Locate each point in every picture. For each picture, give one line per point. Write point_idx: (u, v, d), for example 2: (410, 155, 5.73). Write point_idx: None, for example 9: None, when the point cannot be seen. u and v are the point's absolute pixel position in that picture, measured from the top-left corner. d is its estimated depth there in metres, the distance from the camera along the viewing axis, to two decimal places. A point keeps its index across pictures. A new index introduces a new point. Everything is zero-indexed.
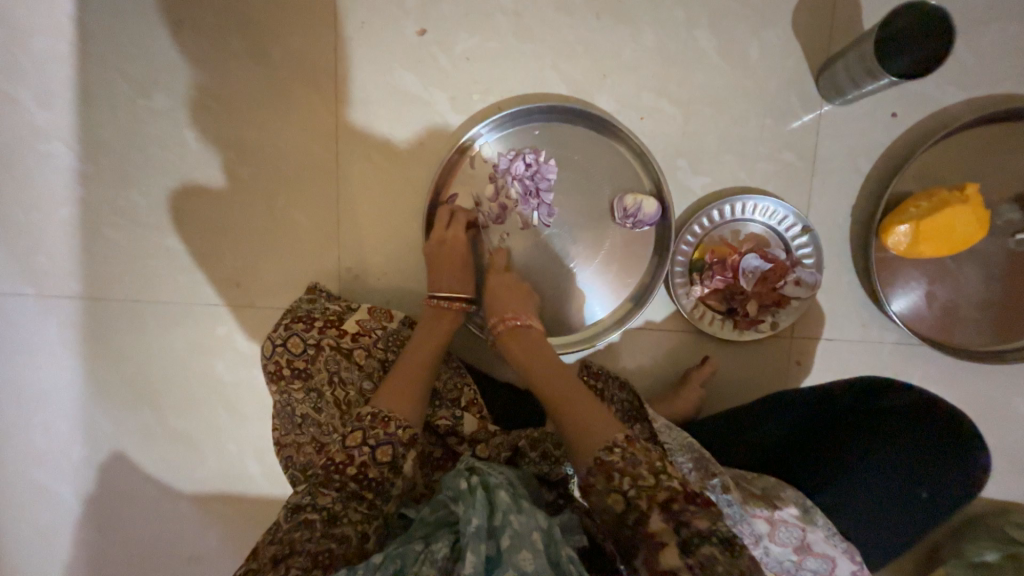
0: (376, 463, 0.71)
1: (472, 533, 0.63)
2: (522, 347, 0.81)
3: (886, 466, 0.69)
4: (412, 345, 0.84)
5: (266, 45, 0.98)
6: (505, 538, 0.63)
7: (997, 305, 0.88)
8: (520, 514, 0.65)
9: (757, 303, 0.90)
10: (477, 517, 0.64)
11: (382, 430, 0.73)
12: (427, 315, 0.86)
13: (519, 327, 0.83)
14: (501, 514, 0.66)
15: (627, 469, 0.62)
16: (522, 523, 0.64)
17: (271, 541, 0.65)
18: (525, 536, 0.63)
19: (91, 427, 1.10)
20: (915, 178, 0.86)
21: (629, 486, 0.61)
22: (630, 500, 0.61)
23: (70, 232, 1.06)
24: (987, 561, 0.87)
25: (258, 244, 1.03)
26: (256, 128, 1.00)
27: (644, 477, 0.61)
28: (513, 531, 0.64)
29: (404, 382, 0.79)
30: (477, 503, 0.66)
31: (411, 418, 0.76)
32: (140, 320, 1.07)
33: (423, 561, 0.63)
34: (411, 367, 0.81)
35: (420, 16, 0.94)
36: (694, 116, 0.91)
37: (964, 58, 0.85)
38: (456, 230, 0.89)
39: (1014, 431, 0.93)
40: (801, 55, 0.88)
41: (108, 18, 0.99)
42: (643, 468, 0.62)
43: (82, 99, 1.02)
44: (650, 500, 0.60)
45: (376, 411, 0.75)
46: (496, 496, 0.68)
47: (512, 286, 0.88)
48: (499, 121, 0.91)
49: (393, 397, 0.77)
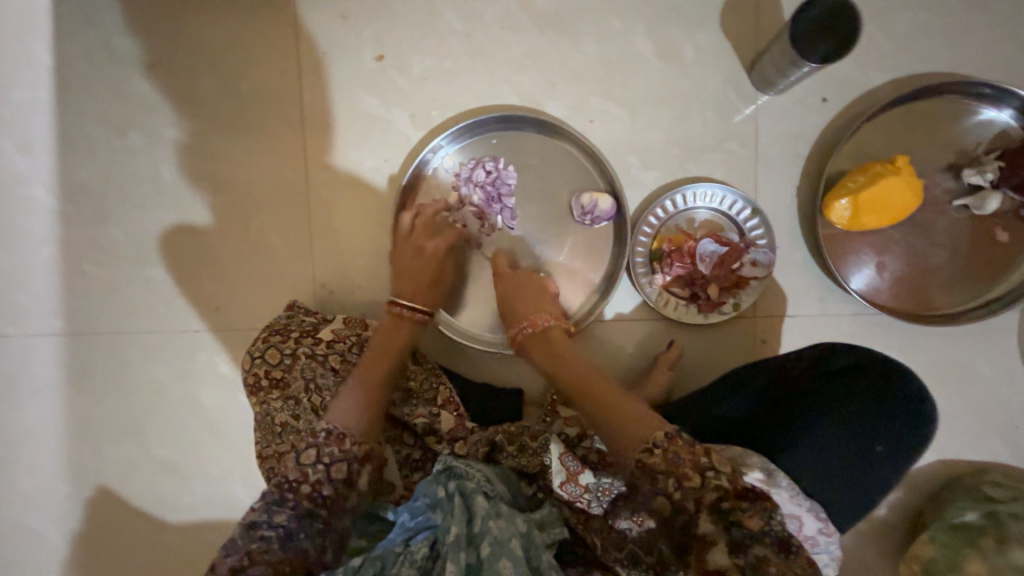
0: (332, 481, 0.71)
1: (451, 543, 0.65)
2: (547, 352, 0.81)
3: (836, 425, 0.69)
4: (368, 350, 0.86)
5: (235, 79, 1.04)
6: (484, 546, 0.65)
7: (944, 270, 0.92)
8: (498, 521, 0.68)
9: (716, 285, 0.94)
10: (456, 526, 0.66)
11: (336, 447, 0.72)
12: (386, 323, 0.87)
13: (544, 330, 0.83)
14: (480, 522, 0.67)
15: (671, 471, 0.60)
16: (501, 530, 0.67)
17: (228, 554, 0.65)
18: (506, 543, 0.66)
19: (78, 463, 1.11)
20: (852, 156, 0.91)
21: (673, 490, 0.60)
22: (676, 502, 0.60)
23: (52, 271, 1.09)
24: (968, 521, 0.88)
25: (235, 268, 1.06)
26: (228, 157, 1.05)
27: (689, 478, 0.59)
28: (493, 538, 0.66)
29: (362, 391, 0.79)
30: (455, 511, 0.68)
31: (367, 432, 0.76)
32: (124, 351, 1.09)
33: (401, 564, 0.66)
34: (361, 384, 0.80)
35: (378, 43, 1.00)
36: (640, 115, 0.96)
37: (883, 44, 0.91)
38: (419, 219, 0.94)
39: (980, 392, 0.95)
40: (733, 53, 0.94)
41: (84, 66, 1.05)
42: (687, 468, 0.60)
43: (61, 143, 1.07)
44: (698, 502, 0.59)
45: (330, 428, 0.74)
46: (475, 502, 0.70)
47: (529, 288, 0.89)
48: (457, 133, 0.96)
49: (347, 410, 0.76)
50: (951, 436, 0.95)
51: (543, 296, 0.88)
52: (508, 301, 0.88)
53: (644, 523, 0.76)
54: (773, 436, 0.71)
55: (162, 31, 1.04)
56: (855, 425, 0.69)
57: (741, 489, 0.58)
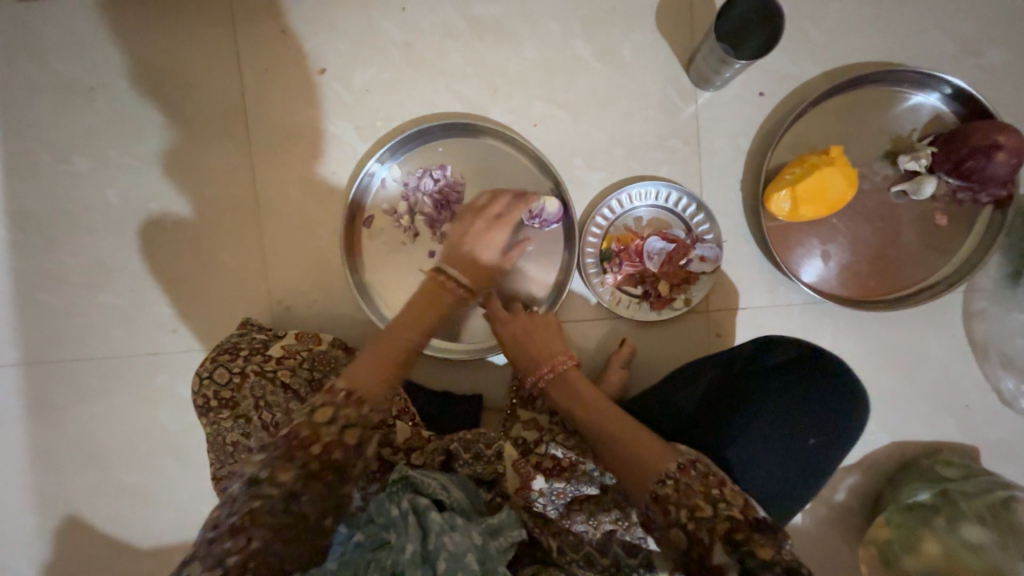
0: (343, 444, 0.62)
1: (407, 561, 0.65)
2: (566, 393, 0.81)
3: (771, 419, 0.71)
4: (414, 302, 0.76)
5: (179, 99, 1.03)
6: (440, 563, 0.66)
7: (886, 256, 0.94)
8: (453, 535, 0.68)
9: (666, 282, 0.95)
10: (411, 545, 0.66)
11: (355, 407, 0.64)
12: (426, 286, 0.79)
13: (562, 373, 0.83)
14: (434, 539, 0.68)
15: (682, 501, 0.62)
16: (456, 544, 0.68)
17: (229, 513, 0.58)
18: (461, 558, 0.67)
19: (42, 493, 1.10)
20: (791, 149, 0.93)
21: (687, 519, 0.60)
22: (691, 533, 0.60)
23: (4, 300, 1.08)
24: (921, 501, 0.90)
25: (190, 289, 1.05)
26: (176, 178, 1.04)
27: (701, 508, 0.60)
28: (448, 554, 0.67)
29: (385, 354, 0.70)
30: (410, 530, 0.68)
31: (381, 396, 0.67)
32: (82, 378, 1.08)
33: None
34: (404, 341, 0.72)
35: (319, 56, 1.00)
36: (583, 117, 0.97)
37: (815, 36, 0.93)
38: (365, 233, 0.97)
39: (930, 373, 0.97)
40: (670, 51, 0.95)
41: (25, 93, 1.04)
42: (698, 497, 0.61)
43: (5, 171, 1.06)
44: (714, 532, 0.58)
45: (347, 387, 0.65)
46: (428, 519, 0.70)
47: (545, 328, 0.90)
48: (402, 143, 0.97)
49: (366, 372, 0.68)
50: (904, 418, 0.97)
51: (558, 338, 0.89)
52: (528, 341, 0.88)
53: (602, 526, 0.79)
54: (711, 434, 0.73)
55: (101, 54, 1.03)
56: (785, 420, 0.71)
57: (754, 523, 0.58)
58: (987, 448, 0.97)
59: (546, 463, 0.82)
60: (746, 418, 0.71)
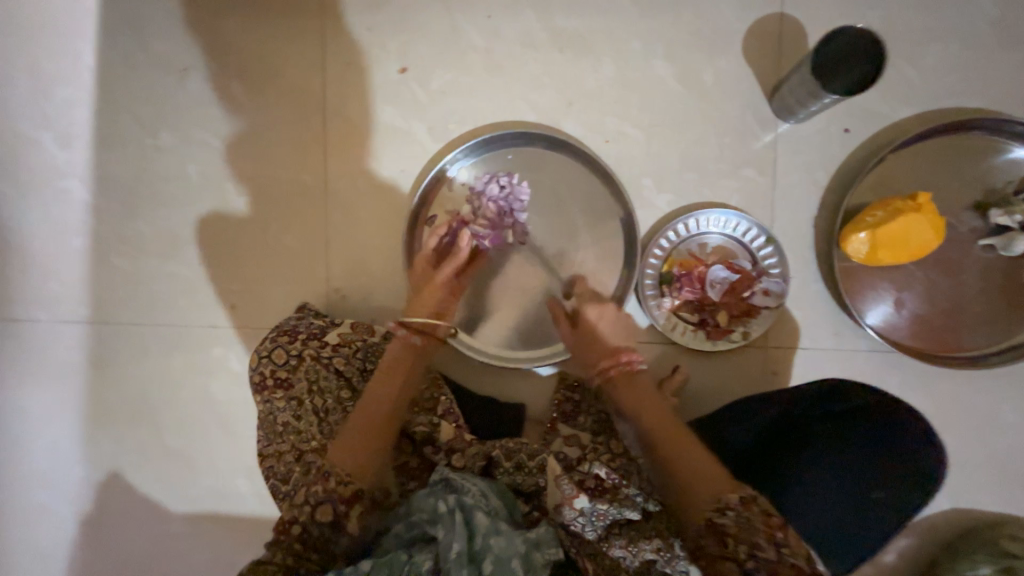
0: (316, 523, 0.70)
1: (455, 560, 0.65)
2: (633, 390, 0.82)
3: (829, 470, 0.70)
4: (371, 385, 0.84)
5: (264, 86, 1.08)
6: (488, 564, 0.66)
7: (966, 311, 0.89)
8: (500, 539, 0.69)
9: (726, 312, 0.92)
10: (459, 543, 0.67)
11: (323, 486, 0.71)
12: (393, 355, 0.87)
13: (630, 370, 0.84)
14: (482, 539, 0.68)
15: (743, 536, 0.62)
16: (502, 548, 0.69)
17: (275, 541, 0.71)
18: (506, 562, 0.68)
19: (92, 446, 1.15)
20: (872, 190, 0.90)
21: (747, 558, 0.61)
22: (750, 573, 0.61)
23: (81, 261, 1.14)
24: (982, 575, 0.85)
25: (253, 268, 1.09)
26: (253, 160, 1.08)
27: (762, 548, 0.61)
28: (495, 556, 0.68)
29: (366, 422, 0.78)
30: (457, 528, 0.68)
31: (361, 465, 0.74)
32: (143, 342, 1.13)
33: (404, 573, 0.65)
34: (366, 416, 0.79)
35: (401, 56, 1.03)
36: (656, 137, 0.96)
37: (910, 76, 0.90)
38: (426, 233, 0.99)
39: (1002, 440, 0.91)
40: (753, 79, 0.94)
41: (124, 68, 1.10)
42: (761, 536, 0.62)
43: (97, 140, 1.12)
44: (774, 574, 0.60)
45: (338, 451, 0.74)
46: (475, 518, 0.70)
47: (602, 326, 0.91)
48: (473, 147, 0.98)
49: (356, 438, 0.76)
50: (969, 484, 0.91)
51: (617, 333, 0.91)
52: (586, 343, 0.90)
53: (642, 554, 0.79)
54: (769, 478, 0.71)
55: (198, 37, 1.08)
56: (844, 469, 0.70)
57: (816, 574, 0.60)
58: None
59: (589, 482, 0.82)
60: (805, 462, 0.71)
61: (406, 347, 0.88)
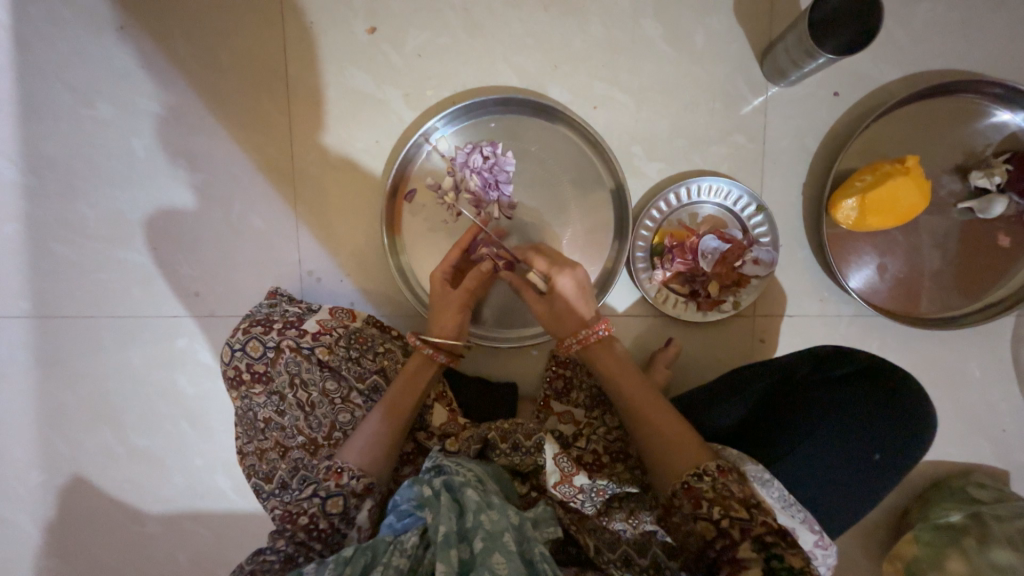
0: (327, 515, 0.70)
1: (442, 541, 0.62)
2: (607, 359, 0.80)
3: (828, 437, 0.71)
4: (390, 393, 0.81)
5: (214, 48, 0.96)
6: (477, 541, 0.62)
7: (944, 274, 0.91)
8: (490, 513, 0.65)
9: (717, 283, 0.91)
10: (445, 524, 0.63)
11: (335, 482, 0.73)
12: (415, 365, 0.83)
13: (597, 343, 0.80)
14: (471, 516, 0.65)
15: (718, 500, 0.63)
16: (493, 522, 0.65)
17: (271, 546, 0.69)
18: (497, 537, 0.64)
19: (49, 450, 1.06)
20: (859, 155, 0.90)
21: (720, 516, 0.62)
22: (722, 528, 0.62)
23: (17, 249, 1.02)
24: (952, 522, 0.90)
25: (215, 252, 1.00)
26: (207, 133, 0.98)
27: (737, 510, 0.62)
28: (485, 532, 0.64)
29: (378, 432, 0.77)
30: (444, 509, 0.66)
31: (373, 470, 0.74)
32: (96, 336, 1.03)
33: (391, 553, 0.64)
34: (385, 422, 0.78)
35: (370, 14, 0.94)
36: (646, 103, 0.92)
37: (897, 37, 0.89)
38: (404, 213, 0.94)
39: (970, 395, 0.96)
40: (744, 41, 0.91)
41: (47, 27, 0.96)
42: (736, 500, 0.63)
43: (22, 111, 0.99)
44: (745, 533, 0.61)
45: (346, 461, 0.74)
46: (464, 496, 0.68)
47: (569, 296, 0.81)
48: (453, 114, 0.91)
49: (365, 448, 0.76)
50: (940, 439, 0.96)
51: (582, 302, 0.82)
52: (554, 317, 0.82)
53: (641, 526, 0.76)
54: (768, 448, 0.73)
55: None
56: (841, 435, 0.71)
57: (788, 536, 0.60)
58: (1019, 473, 0.96)
59: (587, 458, 0.84)
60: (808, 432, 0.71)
61: (429, 364, 0.83)
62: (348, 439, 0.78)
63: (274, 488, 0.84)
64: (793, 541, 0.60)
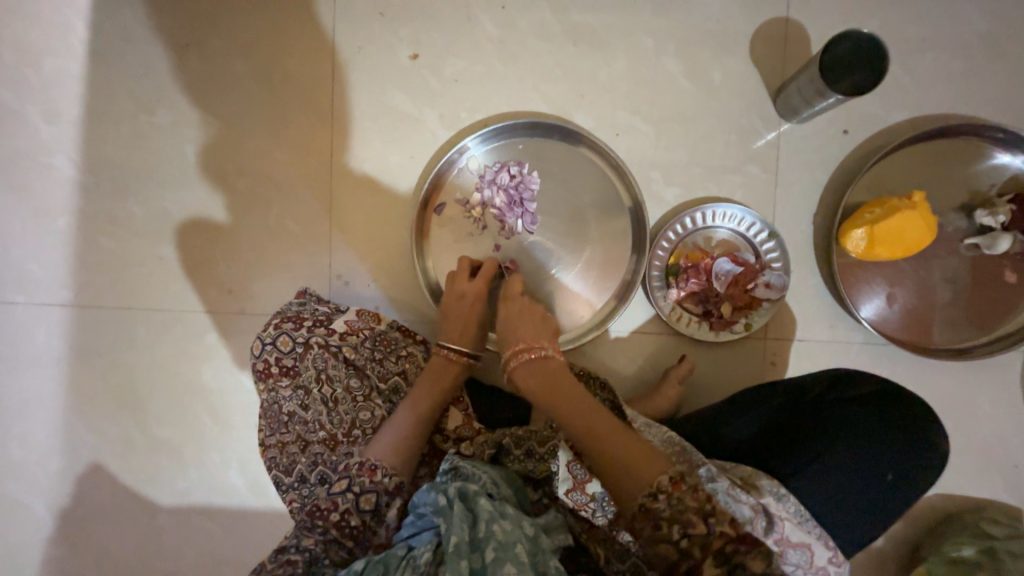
0: (360, 512, 0.73)
1: (453, 551, 0.62)
2: (541, 377, 0.74)
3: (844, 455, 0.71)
4: (415, 390, 0.84)
5: (268, 67, 1.05)
6: (488, 551, 0.62)
7: (954, 306, 0.94)
8: (503, 523, 0.65)
9: (730, 304, 0.94)
10: (457, 534, 0.64)
11: (369, 478, 0.75)
12: (434, 365, 0.86)
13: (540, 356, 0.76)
14: (484, 526, 0.65)
15: (675, 517, 0.60)
16: (506, 533, 0.64)
17: (298, 543, 0.71)
18: (510, 548, 0.63)
19: (71, 436, 1.09)
20: (868, 189, 0.94)
21: (678, 535, 0.59)
22: (683, 549, 0.59)
23: (65, 242, 1.08)
24: (965, 556, 0.88)
25: (251, 253, 1.06)
26: (254, 142, 1.05)
27: (695, 525, 0.59)
28: (497, 542, 0.63)
29: (401, 430, 0.80)
30: (456, 518, 0.66)
31: (400, 466, 0.77)
32: (130, 327, 1.08)
33: (403, 568, 0.64)
34: (408, 421, 0.81)
35: (413, 42, 1.02)
36: (666, 132, 0.99)
37: (904, 83, 0.95)
38: (432, 224, 1.00)
39: (981, 429, 0.96)
40: (759, 80, 0.97)
41: (118, 42, 1.06)
42: (692, 513, 0.60)
43: (87, 115, 1.07)
44: (705, 549, 0.58)
45: (365, 459, 0.76)
46: (477, 506, 0.68)
47: (528, 310, 0.83)
48: (486, 135, 0.98)
49: (388, 444, 0.78)
50: (951, 472, 0.96)
51: (544, 323, 0.81)
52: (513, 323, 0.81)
53: None
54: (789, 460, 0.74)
55: (199, 14, 1.05)
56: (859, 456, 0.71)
57: (741, 535, 0.58)
58: None
59: None
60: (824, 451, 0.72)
61: (450, 364, 0.87)
62: (368, 442, 0.80)
63: (293, 482, 0.85)
64: (745, 539, 0.58)
